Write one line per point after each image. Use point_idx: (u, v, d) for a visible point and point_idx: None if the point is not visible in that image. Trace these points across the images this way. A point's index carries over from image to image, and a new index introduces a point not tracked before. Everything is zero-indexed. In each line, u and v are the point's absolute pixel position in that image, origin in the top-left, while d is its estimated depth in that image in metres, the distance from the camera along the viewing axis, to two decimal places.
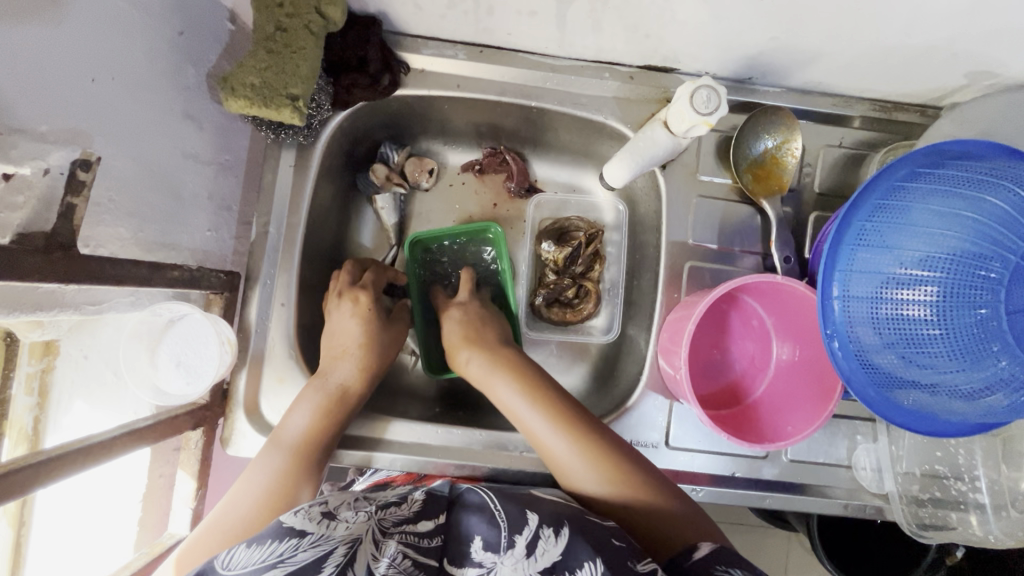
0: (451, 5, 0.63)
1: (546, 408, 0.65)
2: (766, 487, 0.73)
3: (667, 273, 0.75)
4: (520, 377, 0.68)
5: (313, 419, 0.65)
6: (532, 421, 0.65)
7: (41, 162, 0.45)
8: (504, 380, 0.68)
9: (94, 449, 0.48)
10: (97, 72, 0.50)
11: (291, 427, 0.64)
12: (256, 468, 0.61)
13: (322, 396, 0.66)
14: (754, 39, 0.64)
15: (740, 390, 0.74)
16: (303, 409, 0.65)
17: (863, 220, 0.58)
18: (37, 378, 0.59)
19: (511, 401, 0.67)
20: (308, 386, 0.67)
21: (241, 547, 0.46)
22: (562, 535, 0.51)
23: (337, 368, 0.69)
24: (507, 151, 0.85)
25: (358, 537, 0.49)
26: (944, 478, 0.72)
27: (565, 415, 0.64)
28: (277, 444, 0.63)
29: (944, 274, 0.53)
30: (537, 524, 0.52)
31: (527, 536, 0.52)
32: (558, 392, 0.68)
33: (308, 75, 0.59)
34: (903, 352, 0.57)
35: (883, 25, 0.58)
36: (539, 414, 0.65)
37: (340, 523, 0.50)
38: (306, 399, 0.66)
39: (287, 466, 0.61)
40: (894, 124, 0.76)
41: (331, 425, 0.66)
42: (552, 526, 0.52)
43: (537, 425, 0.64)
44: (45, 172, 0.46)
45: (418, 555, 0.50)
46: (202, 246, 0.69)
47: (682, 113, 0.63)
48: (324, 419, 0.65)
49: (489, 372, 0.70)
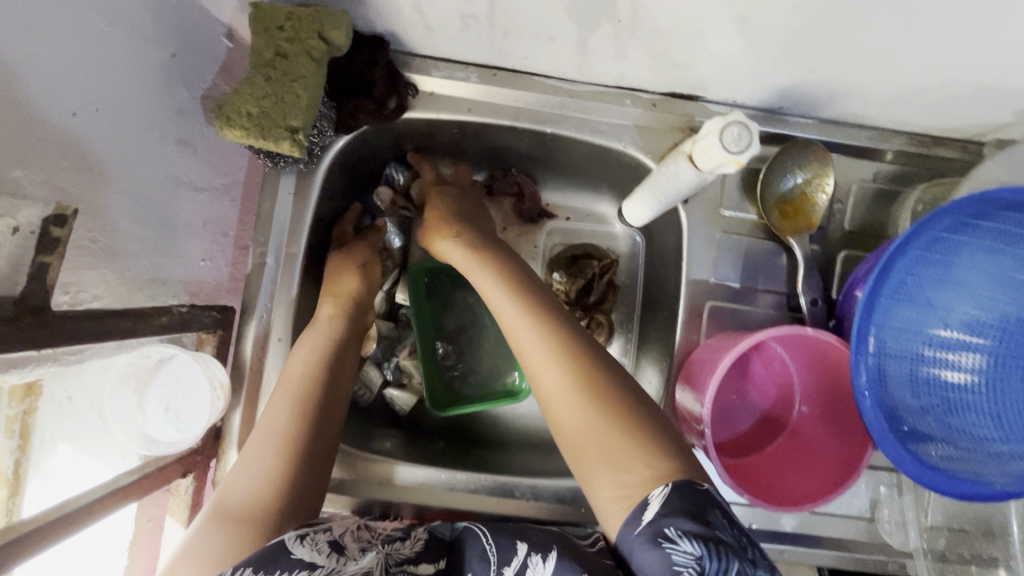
0: (464, 27, 0.59)
1: (524, 303, 0.60)
2: (784, 540, 0.70)
3: (686, 311, 0.71)
4: (529, 303, 0.60)
5: (274, 446, 0.56)
6: (529, 344, 0.58)
7: (10, 221, 0.40)
8: (523, 324, 0.59)
9: (72, 516, 0.44)
10: (78, 104, 0.46)
11: (234, 492, 0.54)
12: (193, 550, 0.49)
13: (316, 336, 0.64)
14: (789, 72, 0.59)
15: (760, 438, 0.70)
16: (251, 470, 0.55)
17: (903, 272, 0.53)
18: (17, 420, 0.53)
19: (491, 295, 0.63)
20: (304, 332, 0.64)
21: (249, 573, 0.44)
22: (550, 559, 0.48)
23: (322, 309, 0.66)
24: (517, 174, 0.80)
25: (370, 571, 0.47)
26: (973, 537, 0.67)
27: (594, 384, 0.54)
28: (218, 513, 0.52)
29: (994, 341, 0.52)
30: (526, 553, 0.49)
31: (517, 568, 0.48)
32: (575, 330, 0.59)
33: (308, 105, 0.55)
34: (942, 418, 0.54)
35: (931, 62, 0.54)
36: (511, 303, 0.61)
37: (349, 560, 0.49)
38: (253, 459, 0.55)
39: (296, 409, 0.59)
40: (932, 159, 0.71)
41: (320, 412, 0.60)
42: (540, 552, 0.49)
43: (508, 304, 0.61)
44: (15, 231, 0.40)
45: None
46: (196, 276, 0.65)
47: (711, 150, 0.59)
48: (319, 360, 0.62)
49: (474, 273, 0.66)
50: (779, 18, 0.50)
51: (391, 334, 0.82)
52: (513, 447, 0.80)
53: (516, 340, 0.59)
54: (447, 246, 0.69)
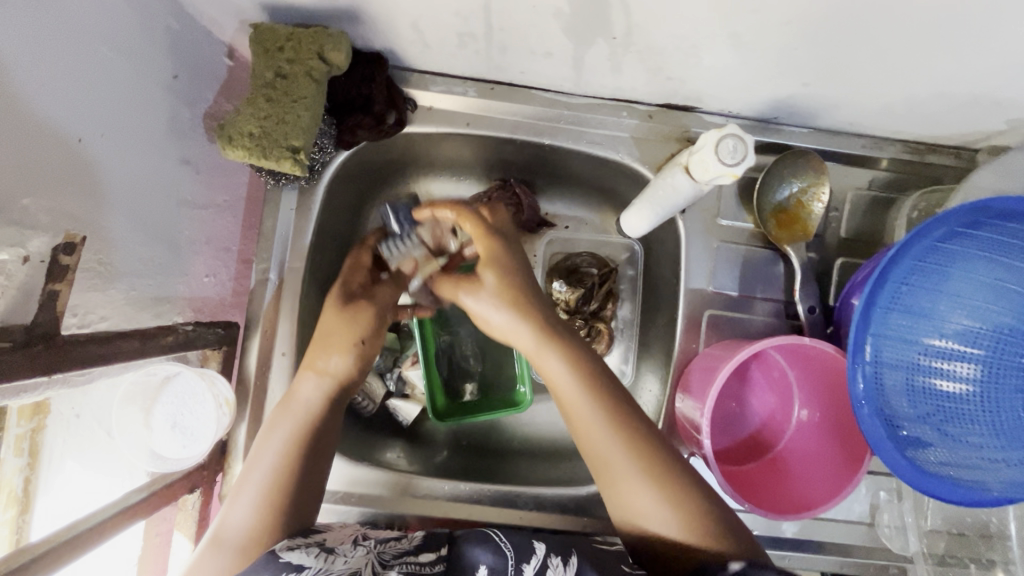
0: (462, 44, 0.60)
1: (591, 385, 0.56)
2: (785, 545, 0.70)
3: (685, 320, 0.72)
4: (593, 383, 0.56)
5: (264, 489, 0.55)
6: (595, 425, 0.55)
7: (21, 249, 0.40)
8: (606, 431, 0.55)
9: (86, 535, 0.45)
10: (84, 131, 0.46)
11: (230, 525, 0.54)
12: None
13: (295, 422, 0.58)
14: (783, 85, 0.60)
15: (760, 445, 0.71)
16: (244, 502, 0.54)
17: (897, 282, 0.54)
18: (27, 438, 0.54)
19: (557, 374, 0.56)
20: (276, 416, 0.59)
21: None
22: (570, 564, 0.51)
23: (303, 387, 0.59)
24: (517, 185, 0.79)
25: (358, 571, 0.49)
26: (971, 540, 0.69)
27: (668, 477, 0.53)
28: (218, 544, 0.53)
29: (985, 351, 0.52)
30: (546, 553, 0.52)
31: (536, 565, 0.51)
32: (632, 409, 0.56)
33: (310, 124, 0.56)
34: (938, 425, 0.54)
35: (922, 75, 0.55)
36: (578, 385, 0.56)
37: (338, 558, 0.51)
38: (246, 487, 0.55)
39: (281, 465, 0.56)
40: (926, 166, 0.71)
41: (308, 458, 0.58)
42: (560, 555, 0.52)
43: (573, 384, 0.56)
44: (25, 259, 0.41)
45: None
46: (200, 292, 0.66)
47: (705, 163, 0.59)
48: (295, 452, 0.57)
49: (543, 356, 0.57)
50: (772, 34, 0.51)
51: (393, 345, 0.82)
52: (516, 456, 0.81)
53: (590, 440, 0.55)
54: (496, 315, 0.59)
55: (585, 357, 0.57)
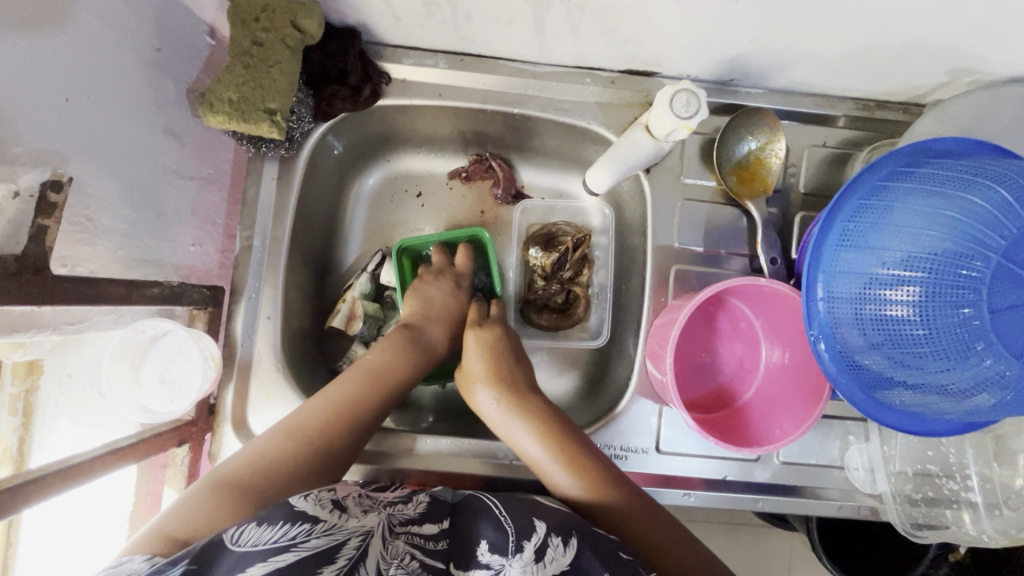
0: (429, 14, 0.63)
1: (551, 441, 0.63)
2: (758, 490, 0.73)
3: (654, 276, 0.75)
4: (552, 438, 0.63)
5: (288, 443, 0.57)
6: (560, 475, 0.61)
7: (11, 185, 0.43)
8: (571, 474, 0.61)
9: (74, 469, 0.48)
10: (71, 91, 0.50)
11: (257, 456, 0.56)
12: (202, 500, 0.51)
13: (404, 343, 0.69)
14: (732, 42, 0.64)
15: (730, 393, 0.74)
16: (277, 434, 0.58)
17: (845, 221, 0.58)
18: (21, 399, 0.60)
19: (522, 438, 0.65)
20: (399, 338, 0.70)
21: (252, 524, 0.46)
22: (569, 545, 0.51)
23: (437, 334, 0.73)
24: (492, 158, 0.84)
25: (370, 531, 0.50)
26: (936, 477, 0.72)
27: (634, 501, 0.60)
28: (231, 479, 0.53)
29: (926, 274, 0.52)
30: (545, 532, 0.52)
31: (535, 542, 0.52)
32: (589, 450, 0.63)
33: (286, 88, 0.59)
34: (889, 353, 0.56)
35: (858, 26, 0.58)
36: (541, 446, 0.63)
37: (350, 516, 0.51)
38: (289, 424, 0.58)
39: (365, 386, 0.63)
40: (877, 122, 0.75)
41: (371, 404, 0.63)
42: (560, 535, 0.52)
43: (540, 449, 0.63)
44: (15, 195, 0.44)
45: (424, 555, 0.51)
46: (186, 260, 0.69)
47: (663, 117, 0.63)
48: (393, 365, 0.67)
49: (513, 429, 0.65)
50: None
51: (377, 314, 0.82)
52: None
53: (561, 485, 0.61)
54: (485, 398, 0.69)
55: (543, 419, 0.65)
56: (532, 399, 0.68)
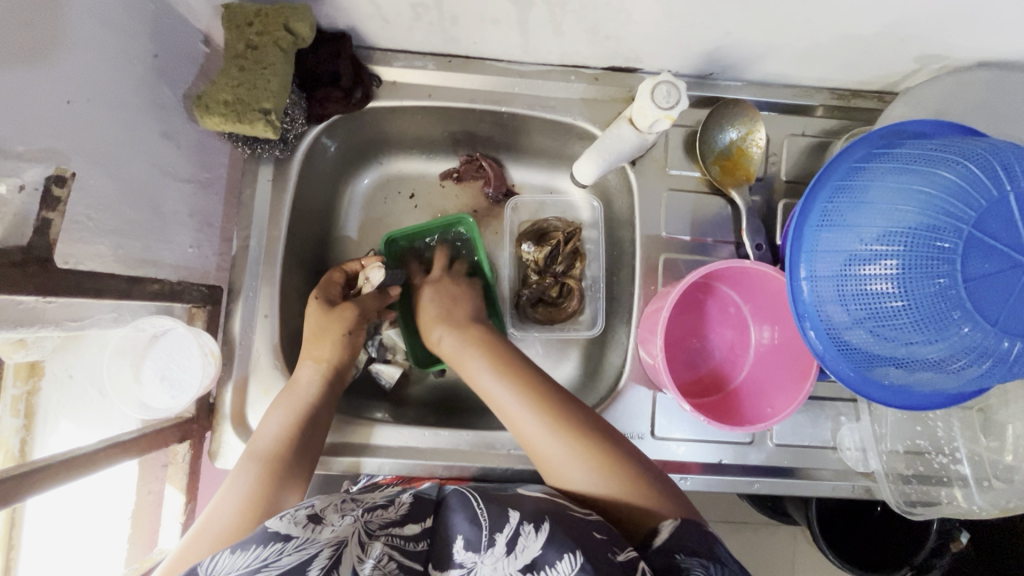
0: (417, 16, 0.65)
1: (527, 398, 0.63)
2: (755, 472, 0.73)
3: (644, 265, 0.77)
4: (532, 401, 0.63)
5: (287, 425, 0.63)
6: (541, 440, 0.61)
7: (16, 180, 0.46)
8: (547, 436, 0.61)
9: (78, 460, 0.49)
10: (72, 94, 0.51)
11: (263, 438, 0.62)
12: (231, 485, 0.57)
13: (294, 400, 0.65)
14: (709, 35, 0.66)
15: (722, 377, 0.76)
16: (275, 420, 0.63)
17: (826, 203, 0.61)
18: (22, 399, 0.62)
19: (494, 390, 0.66)
20: (280, 395, 0.66)
21: (223, 555, 0.46)
22: (542, 530, 0.50)
23: (303, 372, 0.67)
24: (483, 158, 0.86)
25: (344, 539, 0.48)
26: (927, 453, 0.74)
27: (621, 464, 0.59)
28: (252, 455, 0.61)
29: (903, 247, 0.53)
30: (518, 522, 0.52)
31: (508, 533, 0.51)
32: (574, 408, 0.63)
33: (279, 88, 0.61)
34: (872, 328, 0.57)
35: (828, 17, 0.61)
36: (520, 406, 0.63)
37: (325, 527, 0.50)
38: (280, 404, 0.65)
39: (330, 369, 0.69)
40: (854, 111, 0.78)
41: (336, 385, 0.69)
42: (533, 523, 0.52)
43: (522, 411, 0.63)
44: (20, 188, 0.47)
45: (401, 557, 0.49)
46: (184, 261, 0.71)
47: (644, 109, 0.65)
48: (296, 419, 0.64)
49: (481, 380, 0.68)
50: None
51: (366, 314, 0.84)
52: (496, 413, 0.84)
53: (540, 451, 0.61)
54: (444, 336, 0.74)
55: (522, 377, 0.66)
56: (517, 360, 0.69)
